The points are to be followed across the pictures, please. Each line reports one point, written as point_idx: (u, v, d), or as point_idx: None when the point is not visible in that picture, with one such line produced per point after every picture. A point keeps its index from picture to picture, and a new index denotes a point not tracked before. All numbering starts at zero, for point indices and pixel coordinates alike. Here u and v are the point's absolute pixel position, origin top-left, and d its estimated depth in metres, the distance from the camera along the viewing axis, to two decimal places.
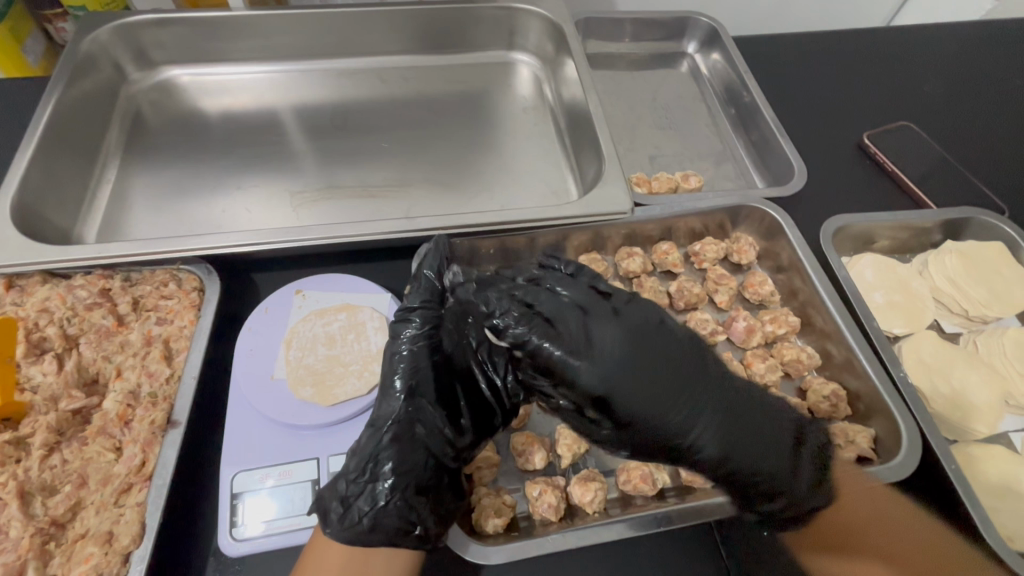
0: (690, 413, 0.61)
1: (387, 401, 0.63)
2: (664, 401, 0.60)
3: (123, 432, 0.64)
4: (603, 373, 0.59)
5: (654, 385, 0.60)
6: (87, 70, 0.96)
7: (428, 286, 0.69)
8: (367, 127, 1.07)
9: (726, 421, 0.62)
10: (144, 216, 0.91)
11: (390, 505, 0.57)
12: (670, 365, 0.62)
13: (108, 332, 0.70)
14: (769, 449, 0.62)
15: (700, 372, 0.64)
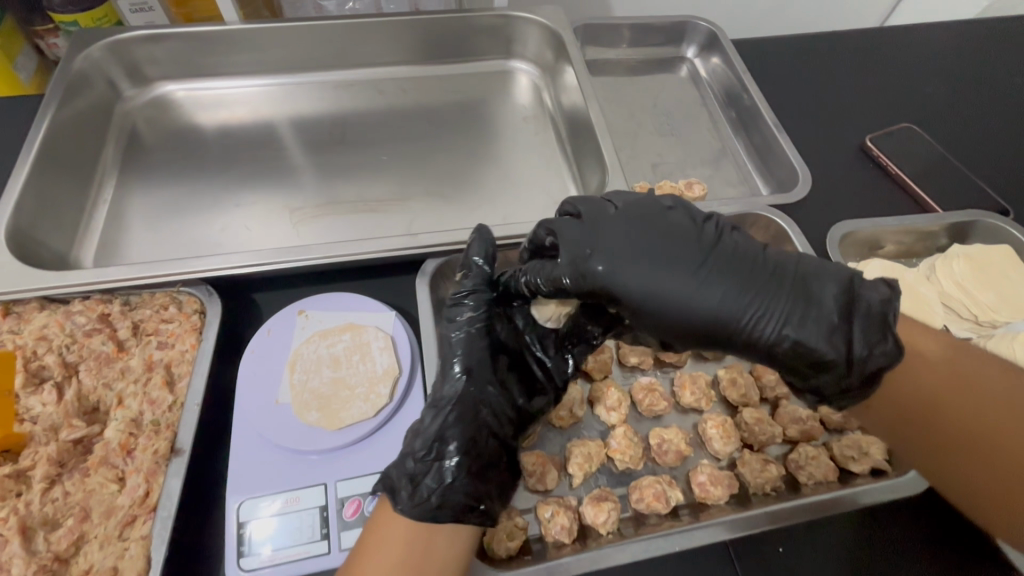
0: (713, 291, 0.56)
1: (447, 382, 0.64)
2: (670, 283, 0.56)
3: (125, 462, 0.63)
4: (605, 261, 0.58)
5: (659, 266, 0.57)
6: (80, 88, 0.94)
7: (480, 272, 0.69)
8: (366, 140, 1.06)
9: (746, 286, 0.56)
10: (143, 236, 0.90)
11: (459, 481, 0.59)
12: (665, 248, 0.58)
13: (108, 358, 0.69)
14: (809, 314, 0.54)
15: (709, 249, 0.58)
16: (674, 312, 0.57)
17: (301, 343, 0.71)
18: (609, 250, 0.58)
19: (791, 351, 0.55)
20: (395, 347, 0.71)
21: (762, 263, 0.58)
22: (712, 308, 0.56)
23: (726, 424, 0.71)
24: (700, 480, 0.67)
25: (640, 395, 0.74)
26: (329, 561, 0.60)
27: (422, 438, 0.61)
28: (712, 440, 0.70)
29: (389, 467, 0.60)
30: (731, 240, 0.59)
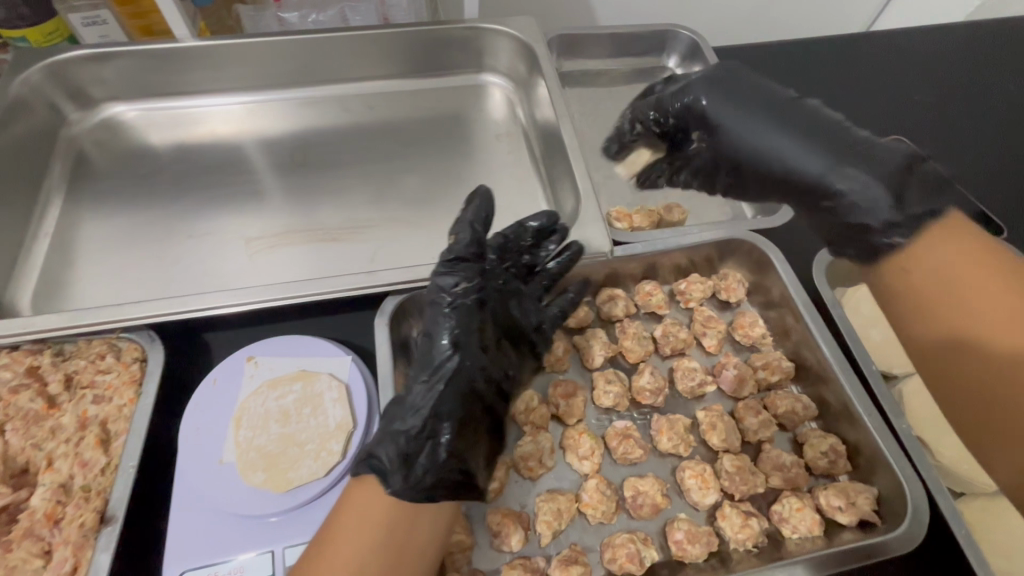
0: (789, 136, 0.57)
1: (435, 353, 0.58)
2: (742, 110, 0.60)
3: (52, 534, 0.58)
4: (746, 122, 0.59)
5: (790, 122, 0.58)
6: (17, 113, 0.88)
7: (473, 226, 0.59)
8: (329, 162, 1.00)
9: (826, 142, 0.56)
10: (86, 273, 0.84)
11: (453, 457, 0.55)
12: (756, 103, 0.60)
13: (37, 416, 0.64)
14: (879, 164, 0.53)
15: (811, 112, 0.58)
16: (743, 147, 0.60)
17: (247, 395, 0.66)
18: (706, 85, 0.62)
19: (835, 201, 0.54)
20: (351, 396, 0.67)
21: (850, 130, 0.56)
22: (775, 163, 0.58)
23: (705, 473, 0.66)
24: (677, 538, 0.62)
25: (613, 442, 0.69)
26: None
27: (415, 412, 0.56)
28: (691, 490, 0.66)
29: (380, 441, 0.55)
30: (823, 109, 0.58)
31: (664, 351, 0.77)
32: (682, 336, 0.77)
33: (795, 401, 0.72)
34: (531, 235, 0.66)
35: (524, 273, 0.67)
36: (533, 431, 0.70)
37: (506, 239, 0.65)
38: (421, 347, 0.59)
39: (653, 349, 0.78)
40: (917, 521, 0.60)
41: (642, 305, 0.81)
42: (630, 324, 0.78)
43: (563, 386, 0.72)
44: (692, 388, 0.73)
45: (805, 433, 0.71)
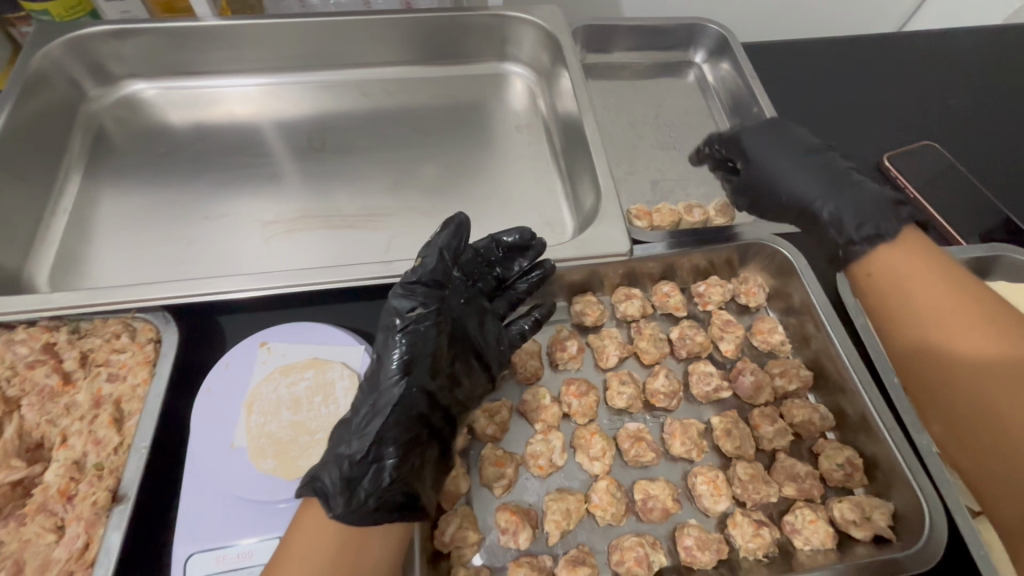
0: (797, 169, 0.73)
1: (383, 376, 0.56)
2: (780, 158, 0.76)
3: (65, 509, 0.58)
4: (769, 151, 0.76)
5: (799, 158, 0.74)
6: (36, 86, 0.87)
7: (446, 248, 0.59)
8: (346, 147, 0.99)
9: (835, 183, 0.70)
10: (103, 251, 0.84)
11: (397, 479, 0.55)
12: (797, 154, 0.74)
13: (52, 393, 0.64)
14: (857, 198, 0.68)
15: (827, 158, 0.74)
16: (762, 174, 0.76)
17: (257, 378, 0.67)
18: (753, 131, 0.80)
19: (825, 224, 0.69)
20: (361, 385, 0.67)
21: (846, 174, 0.71)
22: (798, 196, 0.72)
23: (718, 480, 0.65)
24: (686, 544, 0.61)
25: (625, 444, 0.68)
26: None
27: (360, 434, 0.55)
28: (702, 496, 0.65)
29: (327, 458, 0.55)
30: (833, 158, 0.74)
31: (680, 354, 0.76)
32: (699, 339, 0.76)
33: (812, 411, 0.70)
34: (502, 251, 0.68)
35: (489, 290, 0.68)
36: (543, 430, 0.69)
37: (475, 255, 0.66)
38: (372, 365, 0.58)
39: (669, 351, 0.77)
40: (936, 539, 0.59)
41: (659, 305, 0.80)
42: (647, 325, 0.77)
43: (576, 385, 0.72)
44: (707, 392, 0.72)
45: (822, 444, 0.69)
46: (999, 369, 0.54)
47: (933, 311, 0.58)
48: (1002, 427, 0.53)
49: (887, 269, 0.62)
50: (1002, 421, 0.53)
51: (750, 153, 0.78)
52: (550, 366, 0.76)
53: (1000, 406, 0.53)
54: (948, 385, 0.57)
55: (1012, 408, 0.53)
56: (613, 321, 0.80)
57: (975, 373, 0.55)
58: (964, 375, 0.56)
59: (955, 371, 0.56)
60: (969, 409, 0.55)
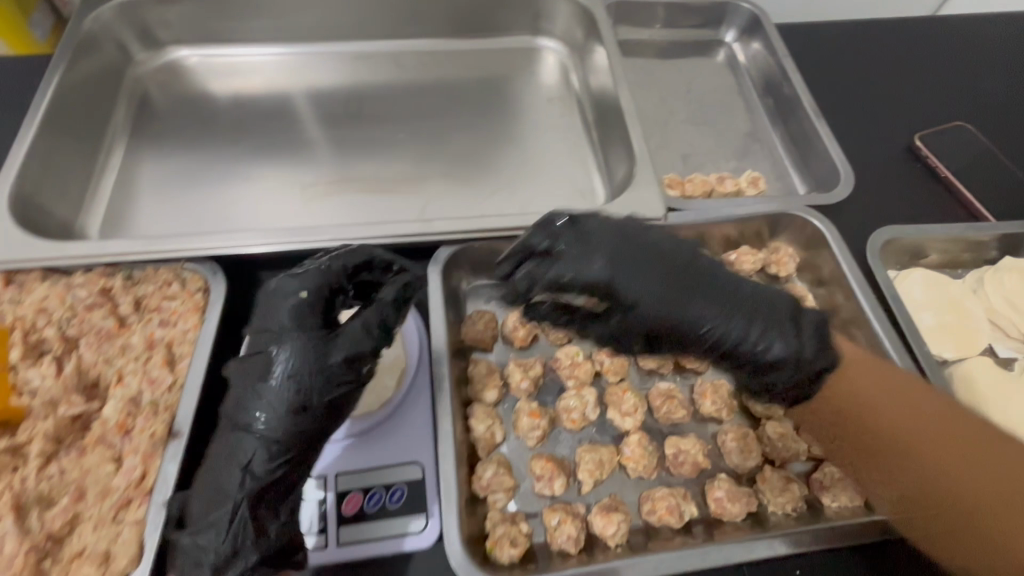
0: (707, 298, 0.57)
1: (239, 433, 0.54)
2: (603, 233, 0.56)
3: (123, 442, 0.61)
4: (646, 288, 0.55)
5: (665, 280, 0.56)
6: (88, 48, 0.91)
7: (296, 293, 0.56)
8: (380, 116, 1.01)
9: (733, 300, 0.57)
10: (147, 207, 0.87)
11: (241, 525, 0.52)
12: (656, 248, 0.57)
13: (109, 334, 0.67)
14: (774, 322, 0.57)
15: (695, 258, 0.58)
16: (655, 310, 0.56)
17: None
18: (606, 248, 0.55)
19: (752, 350, 0.57)
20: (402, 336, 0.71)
21: (708, 273, 0.58)
22: (670, 300, 0.56)
23: (747, 437, 0.68)
24: (717, 496, 0.63)
25: (657, 402, 0.70)
26: (324, 556, 0.58)
27: (220, 485, 0.53)
28: (732, 452, 0.67)
29: (194, 493, 0.55)
30: (691, 251, 0.58)
31: None
32: None
33: None
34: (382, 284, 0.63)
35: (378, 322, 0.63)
36: (576, 386, 0.71)
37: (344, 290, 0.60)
38: (231, 405, 0.55)
39: None
40: None
41: None
42: None
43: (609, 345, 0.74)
44: None
45: None
46: (925, 433, 0.55)
47: (874, 376, 0.58)
48: (932, 491, 0.53)
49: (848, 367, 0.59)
50: (936, 487, 0.53)
51: (595, 253, 0.55)
52: None
53: (921, 471, 0.54)
54: (874, 445, 0.58)
55: (941, 470, 0.53)
56: None
57: (896, 433, 0.56)
58: (893, 433, 0.56)
59: (872, 428, 0.58)
60: (893, 466, 0.56)
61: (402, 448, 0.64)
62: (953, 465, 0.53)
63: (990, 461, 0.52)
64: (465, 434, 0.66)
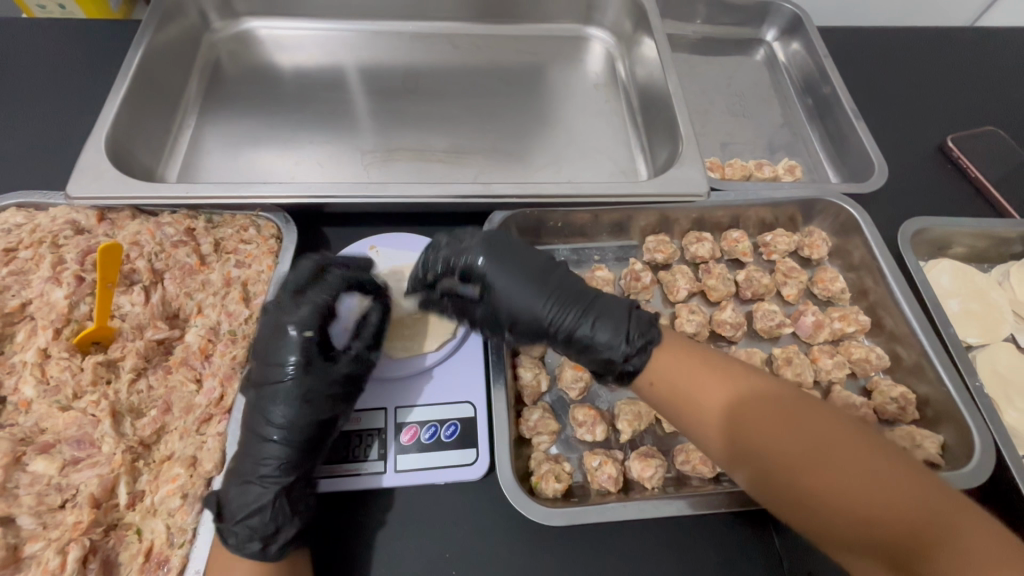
0: (538, 291, 0.66)
1: (257, 438, 0.59)
2: (488, 237, 0.69)
3: (203, 365, 0.66)
4: (485, 261, 0.68)
5: (523, 278, 0.67)
6: (172, 15, 0.99)
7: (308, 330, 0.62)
8: (434, 92, 1.06)
9: (574, 296, 0.66)
10: (218, 161, 0.93)
11: (282, 513, 0.55)
12: (518, 254, 0.69)
13: (191, 270, 0.72)
14: (604, 309, 0.65)
15: (553, 268, 0.68)
16: (509, 300, 0.66)
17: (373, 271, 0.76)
18: (483, 250, 0.68)
19: (588, 341, 0.64)
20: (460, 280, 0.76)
21: (574, 283, 0.67)
22: (523, 291, 0.66)
23: None
24: None
25: None
26: (385, 479, 0.63)
27: (247, 487, 0.57)
28: None
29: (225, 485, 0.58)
30: (561, 269, 0.69)
31: (745, 295, 0.83)
32: (765, 282, 0.82)
33: (869, 350, 0.77)
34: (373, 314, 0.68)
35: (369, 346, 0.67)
36: None
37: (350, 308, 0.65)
38: (251, 422, 0.60)
39: (734, 292, 0.83)
40: (983, 463, 0.64)
41: (727, 251, 0.86)
42: (716, 265, 0.84)
43: None
44: (769, 328, 0.79)
45: (876, 381, 0.76)
46: (821, 439, 0.52)
47: (689, 376, 0.58)
48: (836, 504, 0.49)
49: (658, 358, 0.61)
50: (838, 498, 0.49)
51: (473, 246, 0.69)
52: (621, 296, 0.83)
53: (830, 481, 0.50)
54: (764, 452, 0.52)
55: (852, 478, 0.50)
56: (683, 262, 0.87)
57: (796, 439, 0.52)
58: (799, 440, 0.52)
59: (771, 442, 0.52)
60: (797, 475, 0.51)
61: (456, 388, 0.70)
62: (856, 473, 0.50)
63: (891, 467, 0.50)
64: (513, 381, 0.71)
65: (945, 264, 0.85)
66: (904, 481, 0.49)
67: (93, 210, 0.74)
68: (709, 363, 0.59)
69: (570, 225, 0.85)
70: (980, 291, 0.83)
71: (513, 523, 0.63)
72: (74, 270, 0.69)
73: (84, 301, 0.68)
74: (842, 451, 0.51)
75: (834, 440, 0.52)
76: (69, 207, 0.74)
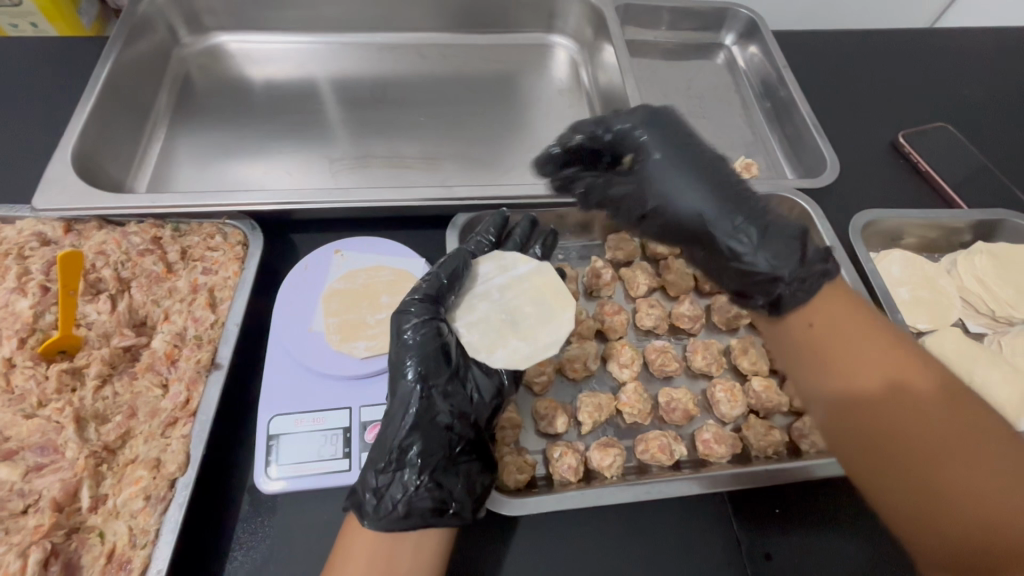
0: (704, 187, 0.66)
1: (400, 391, 0.61)
2: (678, 126, 0.69)
3: (169, 370, 0.67)
4: (655, 140, 0.68)
5: (690, 170, 0.67)
6: (141, 30, 1.01)
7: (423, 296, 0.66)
8: (404, 101, 1.09)
9: (736, 203, 0.65)
10: (188, 172, 0.94)
11: (432, 498, 0.55)
12: (696, 150, 0.68)
13: (158, 278, 0.74)
14: (770, 230, 0.63)
15: (724, 169, 0.68)
16: (662, 185, 0.67)
17: (484, 358, 0.67)
18: (654, 134, 0.68)
19: (754, 265, 0.62)
20: (543, 269, 0.75)
21: (744, 190, 0.66)
22: (678, 180, 0.67)
23: (734, 389, 0.74)
24: (704, 438, 0.70)
25: (652, 355, 0.77)
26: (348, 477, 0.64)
27: (392, 443, 0.58)
28: (720, 403, 0.74)
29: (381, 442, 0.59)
30: (727, 172, 0.68)
31: (704, 289, 0.86)
32: None
33: None
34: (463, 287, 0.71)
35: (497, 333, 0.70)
36: (579, 340, 0.78)
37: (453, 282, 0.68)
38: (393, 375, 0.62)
39: (694, 286, 0.86)
40: None
41: None
42: (674, 261, 0.86)
43: (610, 306, 0.81)
44: (726, 321, 0.81)
45: None
46: (961, 435, 0.49)
47: (824, 332, 0.57)
48: (905, 476, 0.50)
49: (824, 302, 0.58)
50: (948, 494, 0.48)
51: (645, 129, 0.69)
52: (585, 293, 0.85)
53: (903, 453, 0.50)
54: (888, 433, 0.51)
55: (926, 458, 0.49)
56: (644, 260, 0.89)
57: (931, 428, 0.50)
58: (910, 428, 0.50)
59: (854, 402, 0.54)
60: (912, 460, 0.50)
61: None
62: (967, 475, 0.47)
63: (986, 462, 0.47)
64: None
65: (897, 254, 0.88)
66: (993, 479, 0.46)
67: (59, 221, 0.75)
68: (861, 333, 0.55)
69: None
70: (930, 280, 0.87)
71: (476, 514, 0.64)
72: (39, 280, 0.70)
73: (49, 310, 0.69)
74: (928, 433, 0.50)
75: (926, 422, 0.50)
76: (35, 220, 0.75)
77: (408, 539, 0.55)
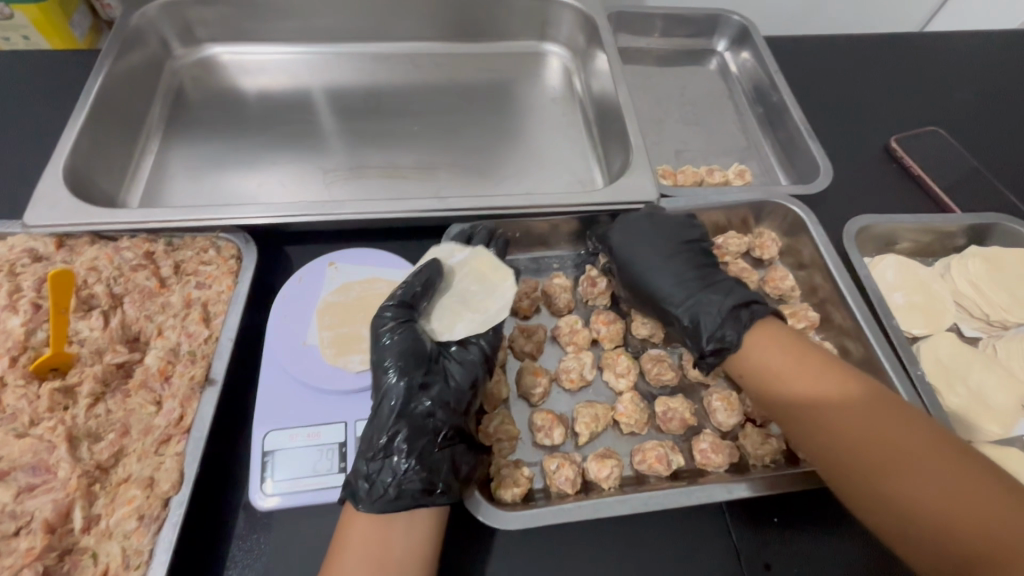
0: (665, 275, 0.76)
1: (382, 382, 0.65)
2: (644, 219, 0.79)
3: (163, 387, 0.67)
4: (625, 234, 0.79)
5: (656, 257, 0.76)
6: (133, 43, 1.00)
7: (393, 300, 0.70)
8: (398, 110, 1.09)
9: (692, 283, 0.74)
10: (181, 185, 0.94)
11: (422, 479, 0.58)
12: (662, 235, 0.78)
13: (151, 293, 0.73)
14: (714, 303, 0.72)
15: (690, 253, 0.77)
16: (633, 273, 0.78)
17: (447, 337, 0.72)
18: (625, 230, 0.79)
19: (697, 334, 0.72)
20: (477, 250, 0.78)
21: (702, 272, 0.76)
22: (648, 267, 0.76)
23: (731, 397, 0.74)
24: (702, 447, 0.70)
25: (648, 365, 0.77)
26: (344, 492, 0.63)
27: (378, 431, 0.61)
28: (717, 411, 0.73)
29: (366, 434, 0.62)
30: (693, 255, 0.77)
31: None
32: None
33: None
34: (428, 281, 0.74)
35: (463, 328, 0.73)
36: (575, 351, 0.78)
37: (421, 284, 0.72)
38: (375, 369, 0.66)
39: None
40: None
41: None
42: None
43: (605, 315, 0.81)
44: None
45: None
46: (903, 441, 0.57)
47: (785, 363, 0.65)
48: (867, 482, 0.56)
49: (766, 347, 0.67)
50: (926, 501, 0.53)
51: (615, 227, 0.80)
52: (581, 302, 0.85)
53: (860, 460, 0.57)
54: (852, 449, 0.58)
55: (882, 463, 0.56)
56: None
57: (875, 437, 0.57)
58: (861, 438, 0.58)
59: (812, 417, 0.61)
60: (884, 479, 0.56)
61: None
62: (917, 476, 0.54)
63: (929, 462, 0.55)
64: None
65: (890, 259, 0.89)
66: (934, 472, 0.54)
67: (51, 237, 0.74)
68: (808, 361, 0.64)
69: (528, 235, 0.86)
70: (924, 284, 0.87)
71: (474, 528, 0.64)
72: (30, 297, 0.69)
73: (41, 328, 0.68)
74: (875, 441, 0.57)
75: (873, 431, 0.58)
76: (26, 236, 0.74)
77: (399, 522, 0.57)
